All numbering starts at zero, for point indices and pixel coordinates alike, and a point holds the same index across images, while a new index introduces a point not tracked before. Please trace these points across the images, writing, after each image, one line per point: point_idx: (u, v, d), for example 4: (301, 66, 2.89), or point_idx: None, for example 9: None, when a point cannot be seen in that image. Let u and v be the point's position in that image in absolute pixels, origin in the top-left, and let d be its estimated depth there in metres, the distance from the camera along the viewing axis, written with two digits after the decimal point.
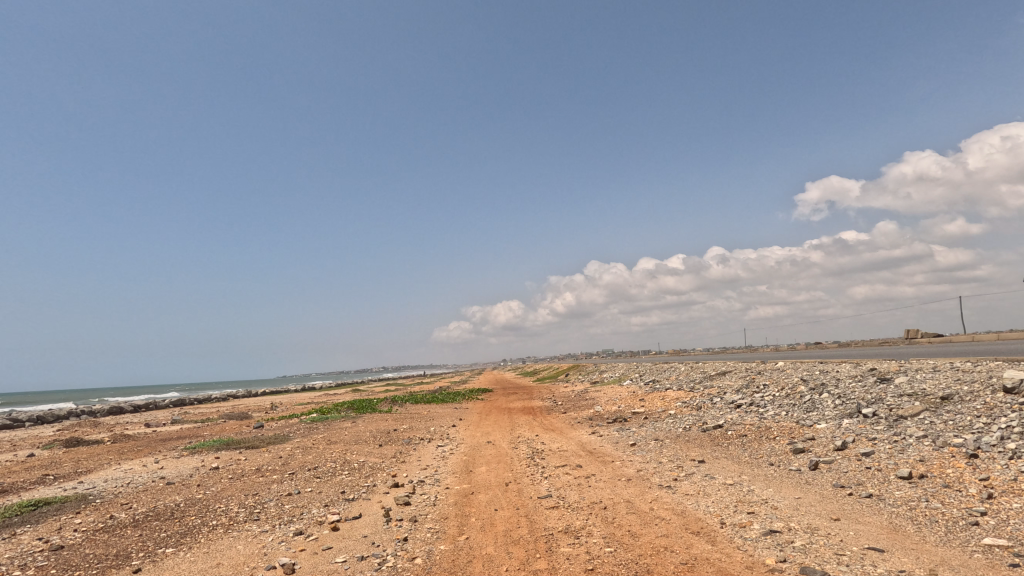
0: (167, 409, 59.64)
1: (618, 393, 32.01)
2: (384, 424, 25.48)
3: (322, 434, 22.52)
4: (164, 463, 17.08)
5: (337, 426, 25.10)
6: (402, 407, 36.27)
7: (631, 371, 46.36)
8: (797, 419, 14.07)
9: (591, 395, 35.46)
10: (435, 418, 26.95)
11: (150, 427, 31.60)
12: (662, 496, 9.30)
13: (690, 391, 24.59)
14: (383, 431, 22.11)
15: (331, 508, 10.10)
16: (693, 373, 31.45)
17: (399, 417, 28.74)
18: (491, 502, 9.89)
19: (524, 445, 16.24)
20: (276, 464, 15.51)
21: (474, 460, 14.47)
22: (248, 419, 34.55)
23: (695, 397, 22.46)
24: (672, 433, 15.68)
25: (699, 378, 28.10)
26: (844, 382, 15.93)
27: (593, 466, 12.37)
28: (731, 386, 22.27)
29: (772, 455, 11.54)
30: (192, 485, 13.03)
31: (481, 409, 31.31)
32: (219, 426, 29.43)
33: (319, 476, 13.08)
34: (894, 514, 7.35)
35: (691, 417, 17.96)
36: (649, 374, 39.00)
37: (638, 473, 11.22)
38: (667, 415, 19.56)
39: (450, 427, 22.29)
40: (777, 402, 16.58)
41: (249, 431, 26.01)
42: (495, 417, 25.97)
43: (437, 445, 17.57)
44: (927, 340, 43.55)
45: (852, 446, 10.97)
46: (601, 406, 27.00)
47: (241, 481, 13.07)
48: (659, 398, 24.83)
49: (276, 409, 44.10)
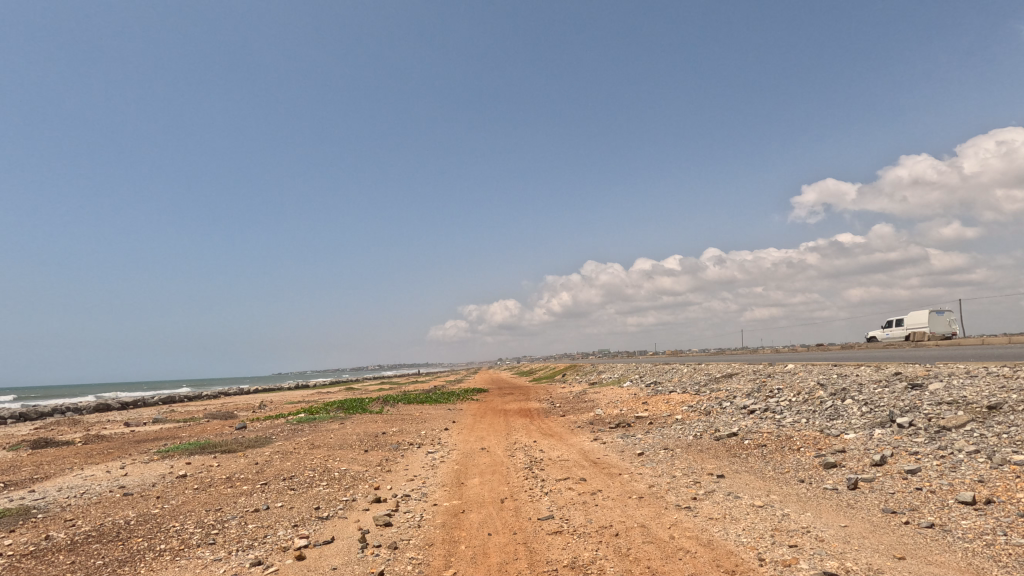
0: (153, 406, 58.03)
1: (618, 394, 30.76)
2: (373, 426, 24.10)
3: (305, 437, 21.15)
4: (129, 469, 15.69)
5: (323, 428, 23.73)
6: (393, 407, 34.94)
7: (631, 372, 45.18)
8: (822, 429, 12.80)
9: (590, 396, 34.19)
10: (427, 419, 25.64)
11: (127, 427, 30.08)
12: (682, 520, 8.03)
13: (696, 395, 23.34)
14: (371, 434, 20.79)
15: (300, 530, 8.81)
16: (697, 374, 30.25)
17: (390, 419, 27.33)
18: (484, 525, 8.61)
19: (521, 453, 14.94)
20: (249, 472, 14.18)
21: (466, 470, 13.17)
22: (232, 418, 33.10)
23: (702, 401, 21.21)
24: (682, 442, 14.41)
25: (705, 381, 26.85)
26: (868, 388, 14.71)
27: (598, 479, 11.09)
28: (741, 390, 21.04)
29: (800, 470, 10.26)
30: (152, 497, 11.68)
31: (476, 411, 30.01)
32: (200, 427, 27.99)
33: (294, 488, 11.76)
34: (969, 551, 6.09)
35: (701, 424, 16.69)
36: (650, 376, 37.72)
37: (650, 490, 9.95)
38: (674, 421, 18.30)
39: (443, 431, 20.96)
40: (795, 408, 15.33)
41: (230, 433, 24.62)
42: (491, 420, 24.64)
43: (427, 452, 16.25)
44: (934, 343, 42.51)
45: (893, 461, 9.71)
46: (601, 409, 25.71)
47: (206, 494, 11.72)
48: (663, 401, 23.58)
49: (264, 409, 42.61)
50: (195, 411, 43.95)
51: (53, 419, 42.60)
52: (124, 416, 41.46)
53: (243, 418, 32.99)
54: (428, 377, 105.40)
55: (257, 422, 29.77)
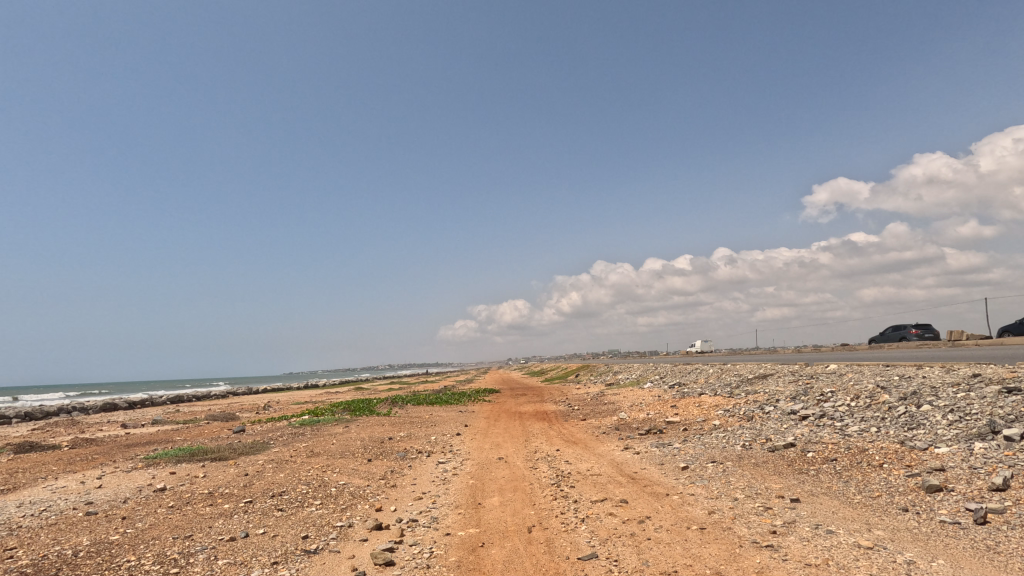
0: (158, 406, 56.92)
1: (641, 397, 28.85)
2: (379, 430, 22.37)
3: (305, 443, 19.43)
4: (105, 480, 14.02)
5: (326, 433, 22.00)
6: (402, 409, 33.14)
7: (650, 372, 43.06)
8: (903, 441, 10.81)
9: (609, 398, 32.32)
10: (437, 423, 23.82)
11: (123, 430, 28.63)
12: (771, 567, 6.14)
13: (730, 397, 21.41)
14: (377, 440, 19.03)
15: (280, 570, 7.05)
16: (726, 375, 28.13)
17: (398, 421, 25.59)
18: (510, 566, 6.80)
19: (544, 466, 13.08)
20: (236, 486, 12.47)
21: (482, 487, 11.36)
22: (233, 420, 31.59)
23: (740, 404, 19.27)
24: (730, 454, 12.49)
25: (737, 382, 24.76)
26: (947, 393, 12.69)
27: (643, 502, 9.22)
28: (782, 392, 19.09)
29: (896, 495, 8.31)
30: (116, 518, 9.96)
31: (489, 414, 28.12)
32: (197, 430, 26.45)
33: (282, 509, 9.99)
34: None
35: (747, 432, 14.72)
36: (672, 376, 35.64)
37: (712, 519, 8.06)
38: (713, 427, 16.39)
39: (454, 437, 19.22)
40: (860, 415, 13.32)
41: (227, 436, 23.04)
42: (506, 424, 22.81)
43: (438, 462, 14.43)
44: (974, 343, 40.11)
45: (1019, 486, 7.73)
46: (626, 412, 23.74)
47: (179, 516, 9.97)
48: (694, 405, 21.57)
49: (269, 410, 41.00)
50: (199, 412, 42.54)
51: (56, 420, 41.40)
52: (126, 417, 40.11)
53: (245, 420, 31.39)
54: (438, 377, 103.64)
55: (258, 425, 28.09)
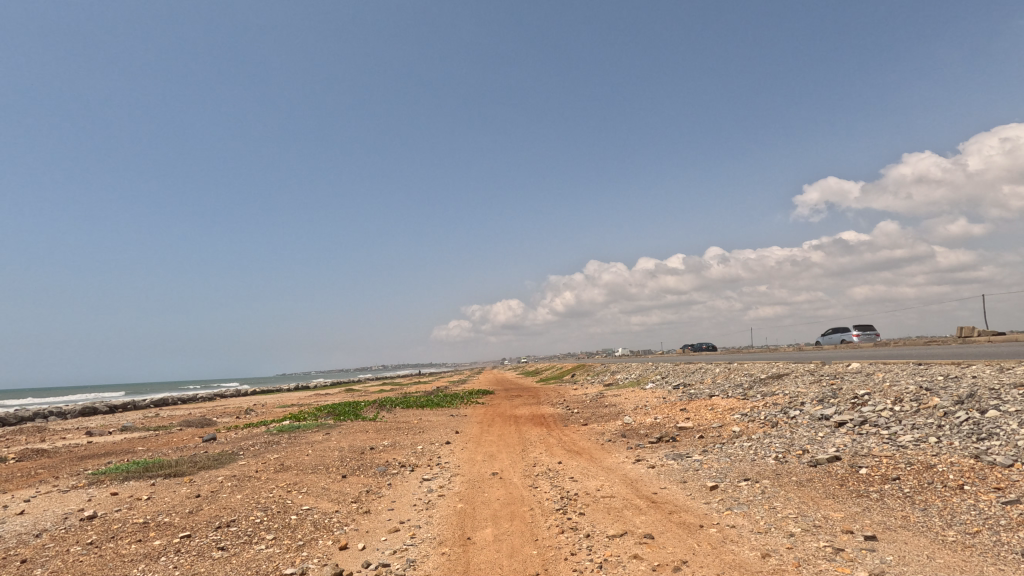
0: (136, 410, 54.53)
1: (645, 398, 27.05)
2: (361, 438, 20.40)
3: (277, 454, 17.40)
4: (32, 504, 11.94)
5: (302, 442, 19.99)
6: (389, 413, 31.11)
7: (650, 372, 41.19)
8: (978, 455, 8.99)
9: (610, 399, 30.54)
10: (425, 430, 21.86)
11: (84, 439, 26.39)
12: None
13: (745, 400, 19.60)
14: (356, 451, 17.04)
15: None
16: (735, 375, 26.27)
17: (383, 428, 23.63)
18: None
19: (546, 485, 11.18)
20: (180, 513, 10.48)
21: (473, 514, 9.46)
22: (207, 427, 29.42)
23: (759, 409, 17.45)
24: (764, 470, 10.62)
25: (749, 383, 22.90)
26: (1015, 397, 10.91)
27: (673, 539, 7.35)
28: (806, 394, 17.29)
29: (1003, 531, 6.48)
30: (14, 562, 7.95)
31: (482, 418, 26.12)
32: (164, 439, 24.32)
33: (223, 548, 8.04)
34: None
35: (776, 441, 12.89)
36: (674, 376, 33.80)
37: (770, 566, 6.18)
38: (734, 436, 14.55)
39: (443, 446, 17.28)
40: (910, 422, 11.53)
41: (194, 446, 20.94)
42: (500, 430, 20.87)
43: (421, 479, 12.47)
44: (986, 340, 38.64)
45: None
46: (630, 416, 21.87)
47: (94, 558, 7.99)
48: (706, 408, 19.70)
49: (249, 414, 38.69)
50: (176, 417, 40.20)
51: (21, 426, 38.91)
52: (96, 423, 37.72)
53: (220, 427, 29.23)
54: (431, 377, 101.40)
55: (232, 432, 25.98)
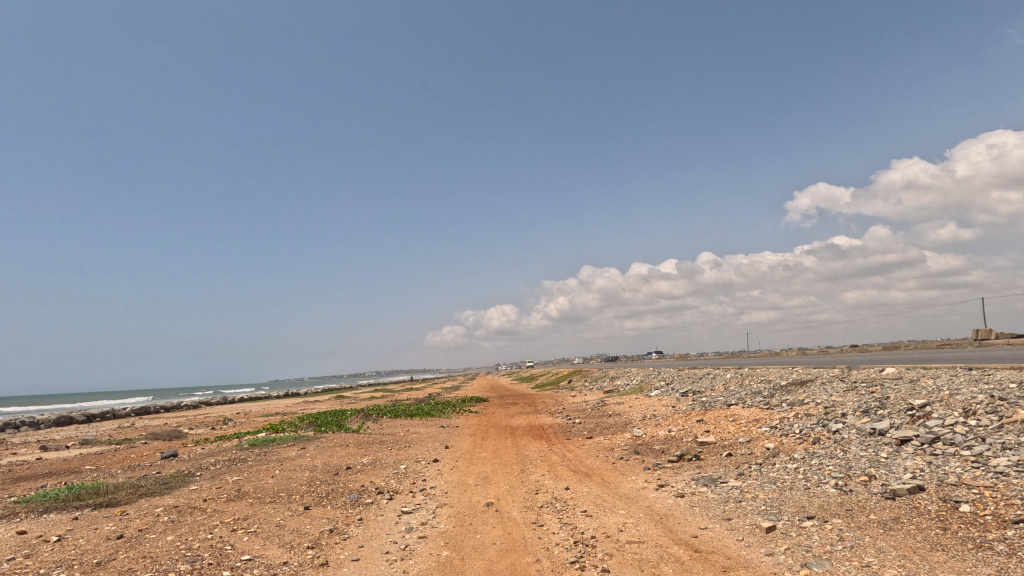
0: (111, 420, 51.76)
1: (653, 406, 24.90)
2: (339, 455, 18.05)
3: (238, 476, 15.05)
4: None
5: (271, 460, 17.65)
6: (375, 424, 28.78)
7: (653, 378, 39.18)
8: None
9: (614, 407, 28.38)
10: (412, 445, 19.54)
11: (35, 455, 23.84)
12: None
13: (772, 410, 17.43)
14: (329, 472, 14.71)
15: None
16: (751, 382, 24.10)
17: (366, 442, 21.31)
18: None
19: (554, 522, 8.96)
20: (84, 564, 8.16)
21: (463, 569, 7.20)
22: (175, 440, 26.98)
23: (790, 422, 15.32)
24: (830, 504, 8.44)
25: (770, 390, 20.81)
26: None
27: None
28: (845, 404, 15.15)
29: None
30: None
31: (474, 429, 23.80)
32: (121, 455, 21.84)
33: None
34: None
35: (828, 463, 10.73)
36: (681, 382, 31.69)
37: None
38: (771, 456, 12.38)
39: (429, 466, 14.97)
40: (1000, 441, 9.39)
41: (149, 465, 18.50)
42: (495, 444, 18.63)
43: (400, 513, 10.20)
44: (1006, 342, 36.85)
45: None
46: (641, 428, 19.69)
47: None
48: (727, 420, 17.53)
49: (226, 425, 36.10)
50: (148, 428, 37.63)
51: None
52: (61, 436, 35.10)
53: (189, 440, 26.80)
54: (424, 383, 98.84)
55: (199, 447, 23.53)
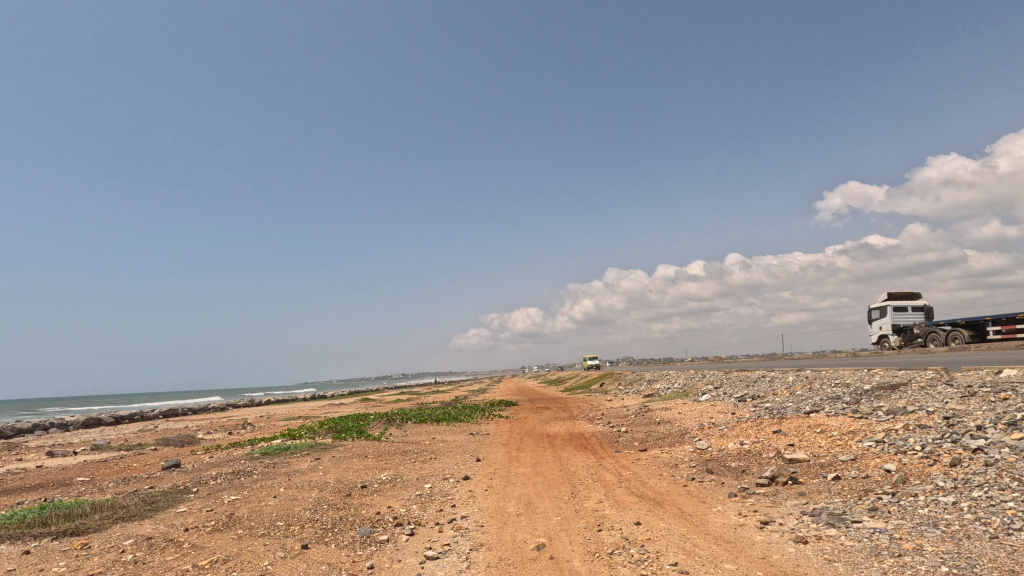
0: (134, 424, 50.87)
1: (708, 413, 21.98)
2: (354, 469, 15.68)
3: (235, 495, 12.79)
4: None
5: (278, 474, 15.37)
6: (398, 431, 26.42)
7: (698, 380, 36.21)
8: None
9: (660, 413, 25.56)
10: (436, 457, 17.04)
11: (33, 463, 22.10)
12: None
13: (871, 420, 14.37)
14: (340, 493, 12.34)
15: None
16: (825, 386, 20.95)
17: (386, 453, 18.91)
18: None
19: None
20: None
21: None
22: (184, 447, 25.08)
23: (903, 436, 12.28)
24: None
25: (854, 395, 17.70)
26: None
27: None
28: (976, 415, 12.06)
29: None
30: None
31: (508, 438, 21.27)
32: (122, 465, 19.88)
33: None
34: None
35: (1007, 498, 7.79)
36: (734, 386, 28.67)
37: None
38: (901, 484, 9.46)
39: (457, 487, 12.43)
40: None
41: (145, 478, 16.42)
42: (534, 458, 15.98)
43: (423, 559, 7.71)
44: None
45: None
46: (703, 439, 16.84)
47: None
48: (813, 431, 14.59)
49: (245, 430, 34.46)
50: (166, 432, 36.19)
51: None
52: (77, 440, 33.78)
53: (200, 447, 24.87)
54: (450, 386, 96.64)
55: (206, 456, 21.49)
